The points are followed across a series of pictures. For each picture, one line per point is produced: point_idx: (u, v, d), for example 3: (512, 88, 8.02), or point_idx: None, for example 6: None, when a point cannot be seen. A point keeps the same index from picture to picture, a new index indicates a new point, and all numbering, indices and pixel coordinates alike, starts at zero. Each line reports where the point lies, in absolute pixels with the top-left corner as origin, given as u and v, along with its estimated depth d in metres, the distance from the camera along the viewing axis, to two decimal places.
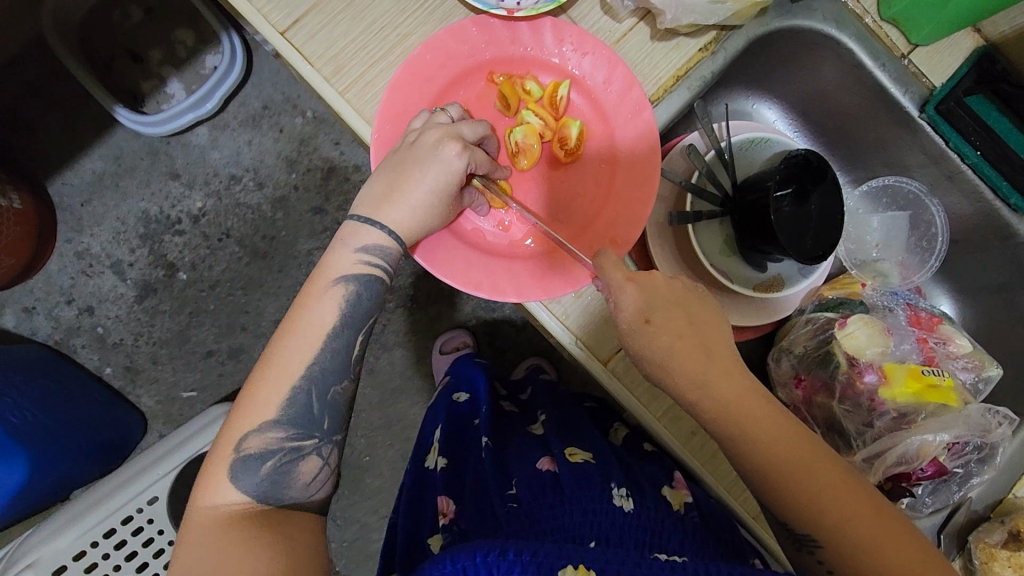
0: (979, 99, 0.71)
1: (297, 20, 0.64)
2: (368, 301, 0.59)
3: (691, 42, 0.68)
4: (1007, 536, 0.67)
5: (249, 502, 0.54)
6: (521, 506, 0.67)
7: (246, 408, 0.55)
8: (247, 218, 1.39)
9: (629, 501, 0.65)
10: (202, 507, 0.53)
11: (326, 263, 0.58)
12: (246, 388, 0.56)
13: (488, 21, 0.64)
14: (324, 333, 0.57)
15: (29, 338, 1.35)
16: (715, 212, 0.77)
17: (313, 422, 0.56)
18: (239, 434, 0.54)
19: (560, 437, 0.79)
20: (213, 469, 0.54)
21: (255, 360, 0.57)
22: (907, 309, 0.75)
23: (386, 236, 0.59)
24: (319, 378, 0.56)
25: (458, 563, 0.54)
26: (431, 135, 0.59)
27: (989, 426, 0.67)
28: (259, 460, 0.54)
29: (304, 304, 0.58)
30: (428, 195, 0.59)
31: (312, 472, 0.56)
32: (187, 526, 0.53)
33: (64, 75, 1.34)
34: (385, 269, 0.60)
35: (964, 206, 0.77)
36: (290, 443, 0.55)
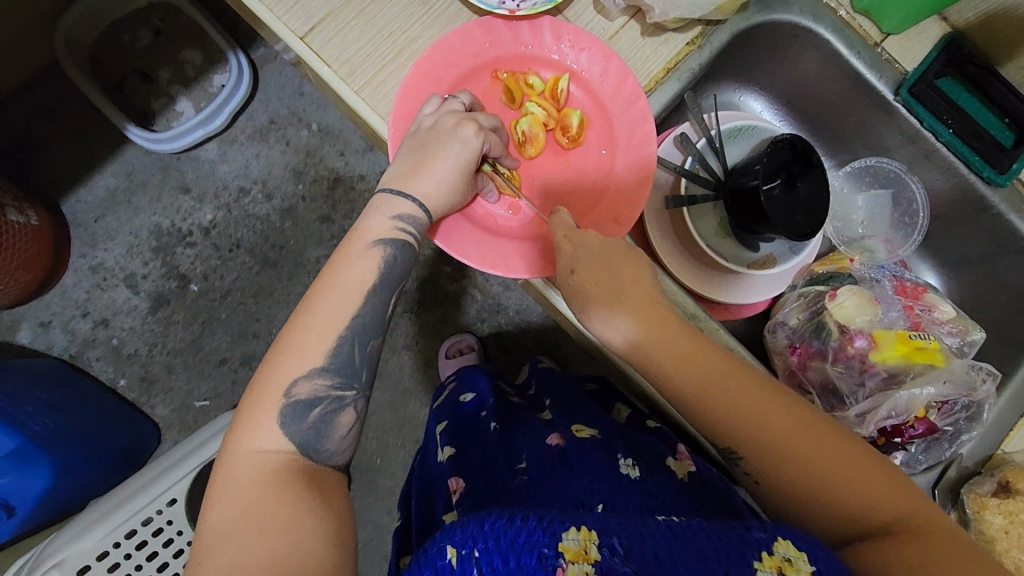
0: (949, 81, 0.77)
1: (313, 27, 0.69)
2: (401, 264, 0.65)
3: (678, 37, 0.73)
4: (997, 487, 0.71)
5: (294, 448, 0.56)
6: (530, 477, 0.71)
7: (288, 359, 0.58)
8: (256, 228, 1.44)
9: (635, 470, 0.70)
10: (248, 451, 0.55)
11: (362, 229, 0.65)
12: (283, 343, 0.60)
13: (492, 22, 0.69)
14: (364, 291, 0.62)
15: (45, 352, 1.39)
16: (709, 195, 0.82)
17: (353, 374, 0.61)
18: (289, 379, 0.57)
19: (565, 417, 0.84)
20: (257, 416, 0.57)
21: (296, 313, 0.61)
22: (893, 280, 0.80)
23: (416, 207, 0.65)
24: (359, 332, 0.61)
25: (467, 532, 0.51)
26: (450, 118, 0.65)
27: (974, 384, 0.71)
28: (308, 405, 0.57)
29: (343, 266, 0.63)
30: (451, 170, 0.65)
31: (349, 424, 0.60)
32: (229, 473, 0.54)
33: (76, 97, 1.40)
34: (416, 236, 0.66)
35: (942, 182, 0.81)
36: (334, 392, 0.59)
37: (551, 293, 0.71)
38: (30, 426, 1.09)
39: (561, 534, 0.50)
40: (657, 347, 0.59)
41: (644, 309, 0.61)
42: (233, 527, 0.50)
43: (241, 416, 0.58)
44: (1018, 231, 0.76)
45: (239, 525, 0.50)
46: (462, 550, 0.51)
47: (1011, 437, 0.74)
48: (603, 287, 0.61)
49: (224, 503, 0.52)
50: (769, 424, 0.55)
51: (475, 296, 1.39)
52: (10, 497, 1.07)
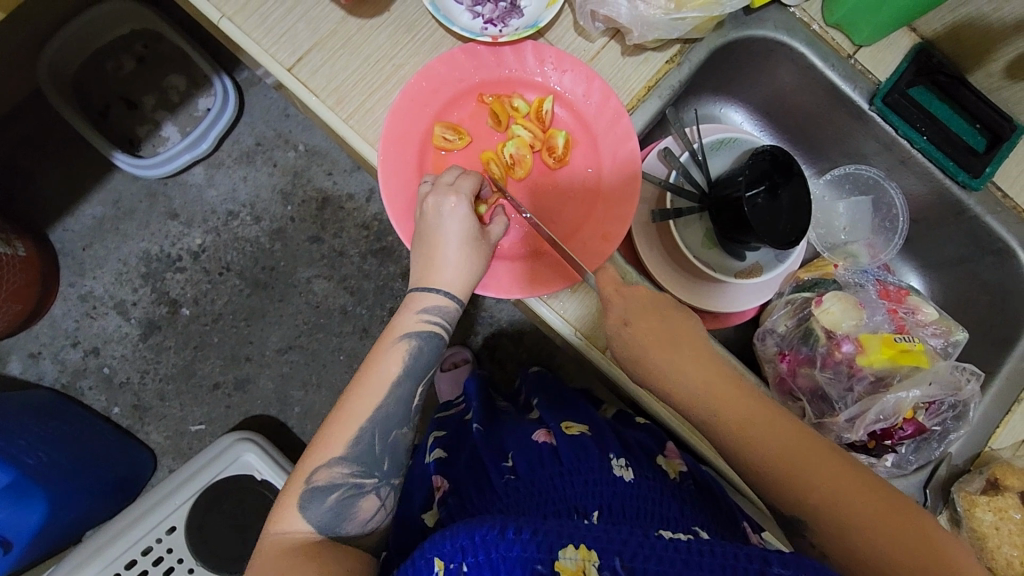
0: (922, 90, 0.79)
1: (300, 58, 0.70)
2: (428, 354, 0.66)
3: (658, 56, 0.75)
4: (985, 484, 0.72)
5: (313, 531, 0.61)
6: (518, 478, 0.71)
7: (317, 448, 0.62)
8: (246, 251, 1.44)
9: (629, 472, 0.71)
10: (277, 531, 0.61)
11: (394, 323, 0.66)
12: (320, 429, 0.64)
13: (475, 49, 0.71)
14: (387, 382, 0.64)
15: (36, 383, 1.38)
16: (693, 207, 0.83)
17: (374, 463, 0.63)
18: (311, 467, 0.62)
19: (554, 413, 0.86)
20: (287, 498, 0.62)
21: (334, 404, 0.65)
22: (877, 285, 0.82)
23: (442, 298, 0.66)
24: (383, 423, 0.63)
25: (457, 543, 0.54)
26: (428, 203, 0.66)
27: (959, 383, 0.73)
28: (324, 492, 0.61)
29: (374, 357, 0.65)
30: (460, 251, 0.66)
31: (370, 509, 0.63)
32: (262, 547, 0.61)
33: (61, 126, 1.39)
34: (445, 326, 0.67)
35: (920, 187, 0.83)
36: (353, 479, 0.62)
37: (537, 307, 0.72)
38: (24, 460, 1.08)
39: (557, 551, 0.52)
40: (712, 398, 0.62)
41: (700, 366, 0.63)
42: None
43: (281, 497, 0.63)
44: (995, 232, 0.78)
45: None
46: (450, 563, 0.54)
47: (998, 434, 0.76)
48: (656, 344, 0.63)
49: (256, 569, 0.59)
50: (812, 473, 0.58)
51: (468, 310, 1.39)
52: (6, 532, 1.06)
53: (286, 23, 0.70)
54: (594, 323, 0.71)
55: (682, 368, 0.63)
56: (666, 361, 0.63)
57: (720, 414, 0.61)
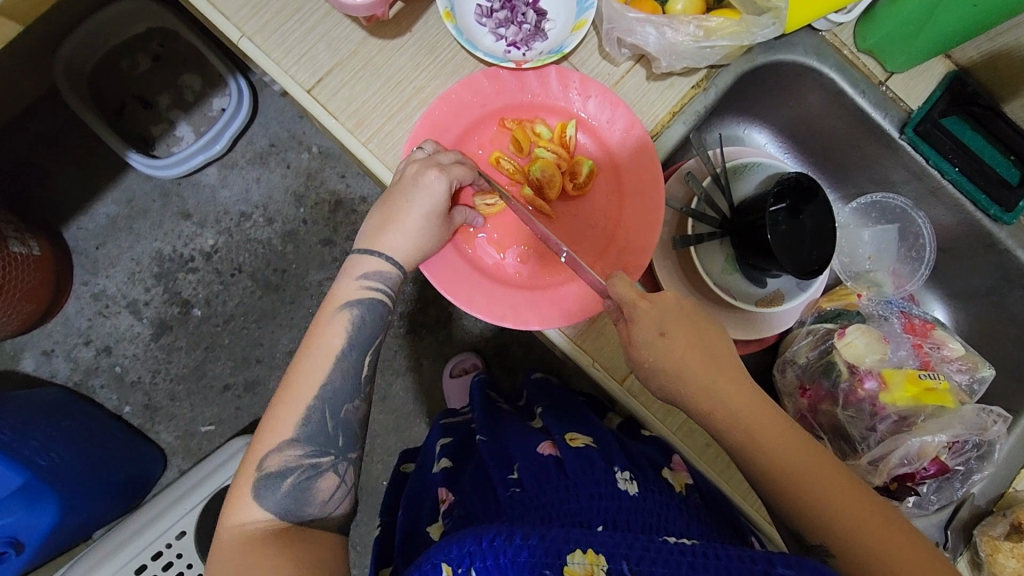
0: (954, 120, 0.77)
1: (320, 78, 0.69)
2: (373, 323, 0.64)
3: (685, 81, 0.73)
4: (1009, 528, 0.71)
5: (273, 519, 0.58)
6: (523, 491, 0.66)
7: (265, 430, 0.60)
8: (258, 253, 1.43)
9: (633, 485, 0.66)
10: (231, 527, 0.57)
11: (335, 294, 0.65)
12: (267, 413, 0.62)
13: (498, 73, 0.69)
14: (335, 354, 0.62)
15: (49, 380, 1.38)
16: (714, 232, 0.81)
17: (327, 440, 0.61)
18: (260, 454, 0.59)
19: (562, 425, 0.80)
20: (239, 490, 0.59)
21: (274, 388, 0.63)
22: (902, 317, 0.80)
23: (386, 263, 0.65)
24: (329, 395, 0.61)
25: (465, 548, 0.53)
26: (410, 169, 0.65)
27: (984, 424, 0.71)
28: (278, 476, 0.59)
29: (316, 329, 0.64)
30: (421, 220, 0.65)
31: (330, 488, 0.60)
32: (216, 546, 0.57)
33: (75, 124, 1.38)
34: (388, 293, 0.66)
35: (948, 218, 0.81)
36: (307, 460, 0.60)
37: None
38: (35, 460, 1.07)
39: (566, 556, 0.51)
40: (744, 417, 0.61)
41: (732, 387, 0.62)
42: None
43: (229, 494, 0.60)
44: None
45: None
46: (458, 568, 0.53)
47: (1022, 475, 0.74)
48: (693, 360, 0.62)
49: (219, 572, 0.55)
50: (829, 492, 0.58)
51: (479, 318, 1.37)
52: (18, 533, 1.06)
53: (305, 44, 0.69)
54: (610, 356, 0.73)
55: (716, 385, 0.62)
56: (700, 377, 0.62)
57: (753, 434, 0.60)
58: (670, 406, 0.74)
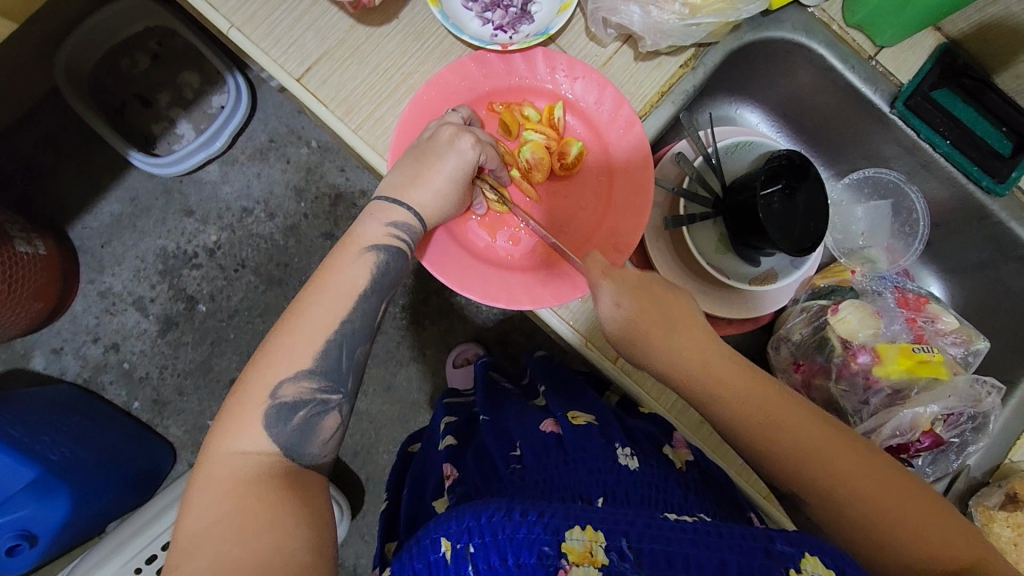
0: (945, 93, 0.77)
1: (309, 67, 0.70)
2: (393, 270, 0.65)
3: (672, 60, 0.74)
4: (1004, 499, 0.72)
5: (277, 451, 0.57)
6: (524, 467, 0.68)
7: (279, 358, 0.59)
8: (261, 248, 1.44)
9: (634, 460, 0.68)
10: (231, 452, 0.56)
11: (359, 233, 0.65)
12: (276, 340, 0.60)
13: (485, 56, 0.70)
14: (356, 295, 0.63)
15: (60, 378, 1.40)
16: (707, 212, 0.82)
17: (340, 379, 0.61)
18: (275, 381, 0.58)
19: (563, 401, 0.81)
20: (241, 413, 0.57)
21: (285, 314, 0.61)
22: (895, 292, 0.80)
23: (412, 216, 0.65)
24: (350, 336, 0.61)
25: (463, 524, 0.53)
26: (445, 131, 0.65)
27: (978, 396, 0.72)
28: (291, 408, 0.58)
29: (336, 266, 0.63)
30: (447, 182, 0.65)
31: (332, 428, 0.61)
32: (212, 471, 0.55)
33: (78, 124, 1.40)
34: (410, 245, 0.66)
35: (942, 191, 0.81)
36: (320, 396, 0.60)
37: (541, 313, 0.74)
38: (47, 456, 1.09)
39: (564, 533, 0.51)
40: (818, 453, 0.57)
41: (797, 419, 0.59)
42: (196, 540, 0.51)
43: (226, 414, 0.58)
44: (1019, 239, 0.76)
45: (218, 526, 0.51)
46: (456, 544, 0.53)
47: (1017, 446, 0.74)
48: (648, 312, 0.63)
49: (205, 506, 0.53)
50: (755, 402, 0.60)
51: (480, 308, 1.38)
52: (32, 527, 1.06)
53: (293, 34, 0.70)
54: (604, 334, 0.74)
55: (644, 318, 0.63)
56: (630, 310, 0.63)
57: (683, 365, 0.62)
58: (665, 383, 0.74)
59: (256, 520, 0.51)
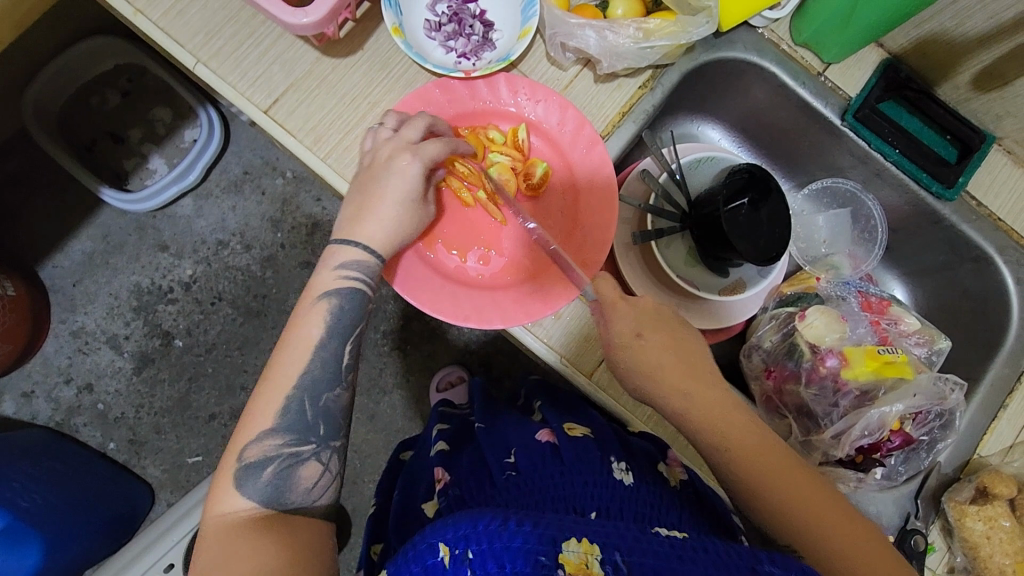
0: (891, 105, 0.81)
1: (276, 99, 0.71)
2: (351, 312, 0.64)
3: (631, 82, 0.76)
4: (975, 493, 0.73)
5: (253, 508, 0.58)
6: (519, 473, 0.68)
7: (247, 419, 0.60)
8: (237, 280, 1.43)
9: (629, 475, 0.68)
10: (215, 515, 0.58)
11: (313, 284, 0.64)
12: (249, 403, 0.62)
13: (449, 82, 0.72)
14: (313, 344, 0.62)
15: (31, 422, 1.36)
16: (675, 227, 0.84)
17: (308, 428, 0.61)
18: (242, 443, 0.59)
19: (559, 414, 0.82)
20: (224, 475, 0.59)
21: (259, 374, 0.63)
22: (859, 296, 0.82)
23: (362, 254, 0.64)
24: (310, 383, 0.61)
25: (460, 530, 0.51)
26: (384, 152, 0.65)
27: (943, 393, 0.73)
28: (260, 466, 0.59)
29: (296, 320, 0.63)
30: (395, 209, 0.65)
31: (313, 476, 0.60)
32: (202, 535, 0.57)
33: (48, 163, 1.39)
34: (365, 284, 0.65)
35: (896, 198, 0.84)
36: (288, 448, 0.60)
37: (522, 335, 0.75)
38: (18, 503, 1.05)
39: (561, 543, 0.49)
40: (821, 512, 0.60)
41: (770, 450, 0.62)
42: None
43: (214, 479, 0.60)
44: (972, 241, 0.79)
45: (205, 571, 0.53)
46: (455, 549, 0.51)
47: (986, 441, 0.76)
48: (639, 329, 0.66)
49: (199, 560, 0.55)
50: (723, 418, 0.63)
51: (461, 331, 1.39)
52: None
53: (260, 67, 0.71)
54: (580, 348, 0.75)
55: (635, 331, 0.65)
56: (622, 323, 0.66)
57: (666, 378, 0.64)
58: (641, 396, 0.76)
59: (236, 562, 0.53)
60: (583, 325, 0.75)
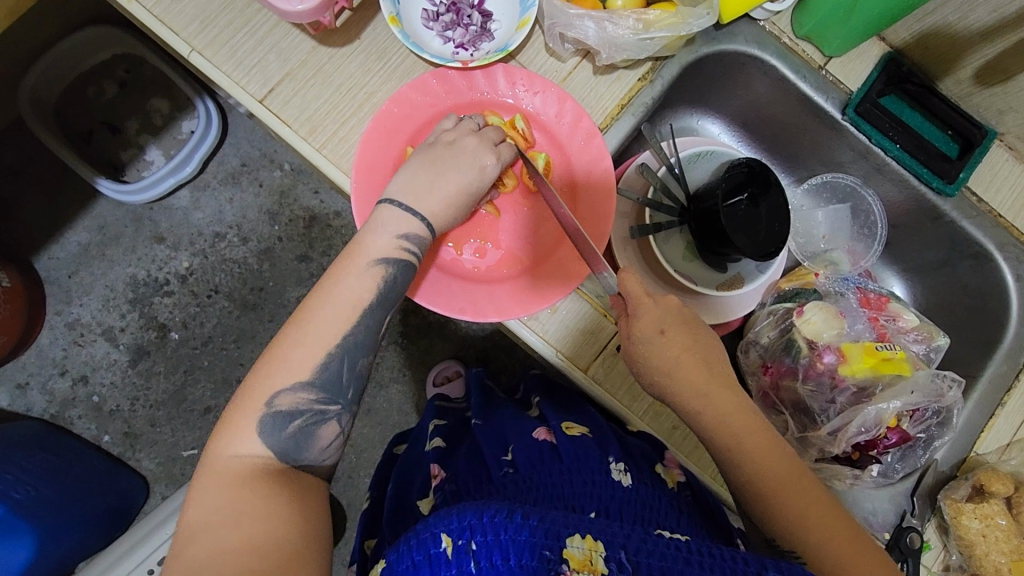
0: (893, 99, 0.80)
1: (272, 88, 0.71)
2: (401, 284, 0.62)
3: (630, 74, 0.76)
4: (971, 491, 0.73)
5: (270, 457, 0.55)
6: (517, 471, 0.67)
7: (278, 366, 0.57)
8: (234, 273, 1.42)
9: (627, 476, 0.67)
10: (225, 455, 0.55)
11: (365, 242, 0.62)
12: (276, 345, 0.58)
13: (446, 73, 0.71)
14: (360, 308, 0.60)
15: (25, 414, 1.35)
16: (673, 221, 0.83)
17: (340, 391, 0.59)
18: (273, 390, 0.56)
19: (557, 411, 0.81)
20: (240, 418, 0.56)
21: (288, 318, 0.60)
22: (857, 292, 0.82)
23: (423, 227, 0.64)
24: (352, 348, 0.59)
25: (464, 521, 0.51)
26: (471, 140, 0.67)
27: (940, 390, 0.73)
28: (287, 417, 0.56)
29: (339, 275, 0.61)
30: (463, 199, 0.67)
31: (330, 437, 0.59)
32: (206, 472, 0.54)
33: (43, 154, 1.38)
34: (418, 256, 0.64)
35: (896, 194, 0.84)
36: (317, 406, 0.58)
37: (518, 328, 0.74)
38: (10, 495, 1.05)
39: (565, 539, 0.49)
40: (820, 514, 0.60)
41: (779, 452, 0.62)
42: (199, 525, 0.51)
43: (227, 415, 0.57)
44: (972, 237, 0.79)
45: (212, 517, 0.51)
46: (459, 538, 0.50)
47: (983, 439, 0.76)
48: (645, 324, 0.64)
49: (202, 498, 0.52)
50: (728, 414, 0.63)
51: (458, 325, 1.38)
52: None
53: (256, 56, 0.71)
54: (575, 344, 0.74)
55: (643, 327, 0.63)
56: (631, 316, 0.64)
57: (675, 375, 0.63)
58: (636, 391, 0.75)
59: (246, 517, 0.51)
60: (579, 320, 0.74)
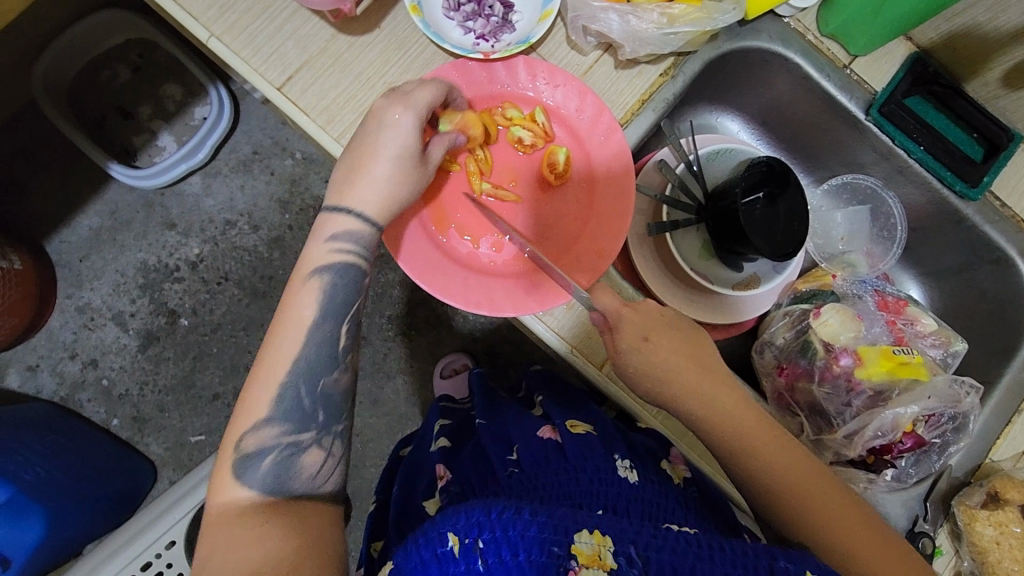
0: (919, 100, 0.79)
1: (290, 76, 0.70)
2: (346, 288, 0.61)
3: (652, 69, 0.75)
4: (985, 497, 0.72)
5: (257, 497, 0.56)
6: (522, 470, 0.67)
7: (241, 411, 0.58)
8: (244, 261, 1.42)
9: (633, 473, 0.67)
10: (214, 509, 0.56)
11: (306, 261, 0.62)
12: (246, 391, 0.59)
13: (466, 64, 0.70)
14: (307, 324, 0.59)
15: (35, 397, 1.36)
16: (690, 219, 0.82)
17: (307, 416, 0.58)
18: (237, 435, 0.57)
19: (563, 411, 0.81)
20: (221, 471, 0.57)
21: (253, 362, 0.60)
22: (875, 295, 0.81)
23: (353, 223, 0.61)
24: (310, 364, 0.59)
25: (473, 518, 0.50)
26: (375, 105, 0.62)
27: (958, 396, 0.73)
28: (258, 456, 0.57)
29: (288, 302, 0.61)
30: (389, 165, 0.62)
31: (315, 463, 0.58)
32: (204, 526, 0.55)
33: (56, 137, 1.38)
34: (359, 256, 0.62)
35: (917, 196, 0.83)
36: (286, 438, 0.57)
37: (530, 322, 0.74)
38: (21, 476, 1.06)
39: (573, 534, 0.49)
40: (843, 515, 0.60)
41: (793, 455, 0.62)
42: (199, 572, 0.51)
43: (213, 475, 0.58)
44: (994, 242, 0.78)
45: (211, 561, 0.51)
46: (465, 538, 0.50)
47: (999, 445, 0.75)
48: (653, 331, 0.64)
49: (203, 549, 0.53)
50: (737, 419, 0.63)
51: (467, 318, 1.38)
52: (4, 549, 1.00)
53: (274, 43, 0.70)
54: (587, 339, 0.73)
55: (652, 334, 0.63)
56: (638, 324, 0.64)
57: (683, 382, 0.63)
58: None
59: (241, 545, 0.51)
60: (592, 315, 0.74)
